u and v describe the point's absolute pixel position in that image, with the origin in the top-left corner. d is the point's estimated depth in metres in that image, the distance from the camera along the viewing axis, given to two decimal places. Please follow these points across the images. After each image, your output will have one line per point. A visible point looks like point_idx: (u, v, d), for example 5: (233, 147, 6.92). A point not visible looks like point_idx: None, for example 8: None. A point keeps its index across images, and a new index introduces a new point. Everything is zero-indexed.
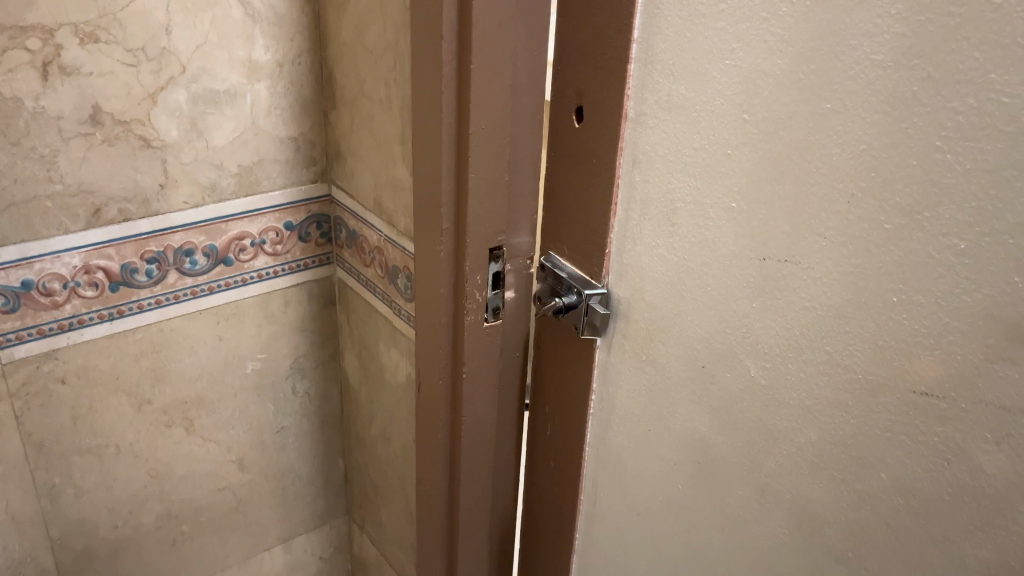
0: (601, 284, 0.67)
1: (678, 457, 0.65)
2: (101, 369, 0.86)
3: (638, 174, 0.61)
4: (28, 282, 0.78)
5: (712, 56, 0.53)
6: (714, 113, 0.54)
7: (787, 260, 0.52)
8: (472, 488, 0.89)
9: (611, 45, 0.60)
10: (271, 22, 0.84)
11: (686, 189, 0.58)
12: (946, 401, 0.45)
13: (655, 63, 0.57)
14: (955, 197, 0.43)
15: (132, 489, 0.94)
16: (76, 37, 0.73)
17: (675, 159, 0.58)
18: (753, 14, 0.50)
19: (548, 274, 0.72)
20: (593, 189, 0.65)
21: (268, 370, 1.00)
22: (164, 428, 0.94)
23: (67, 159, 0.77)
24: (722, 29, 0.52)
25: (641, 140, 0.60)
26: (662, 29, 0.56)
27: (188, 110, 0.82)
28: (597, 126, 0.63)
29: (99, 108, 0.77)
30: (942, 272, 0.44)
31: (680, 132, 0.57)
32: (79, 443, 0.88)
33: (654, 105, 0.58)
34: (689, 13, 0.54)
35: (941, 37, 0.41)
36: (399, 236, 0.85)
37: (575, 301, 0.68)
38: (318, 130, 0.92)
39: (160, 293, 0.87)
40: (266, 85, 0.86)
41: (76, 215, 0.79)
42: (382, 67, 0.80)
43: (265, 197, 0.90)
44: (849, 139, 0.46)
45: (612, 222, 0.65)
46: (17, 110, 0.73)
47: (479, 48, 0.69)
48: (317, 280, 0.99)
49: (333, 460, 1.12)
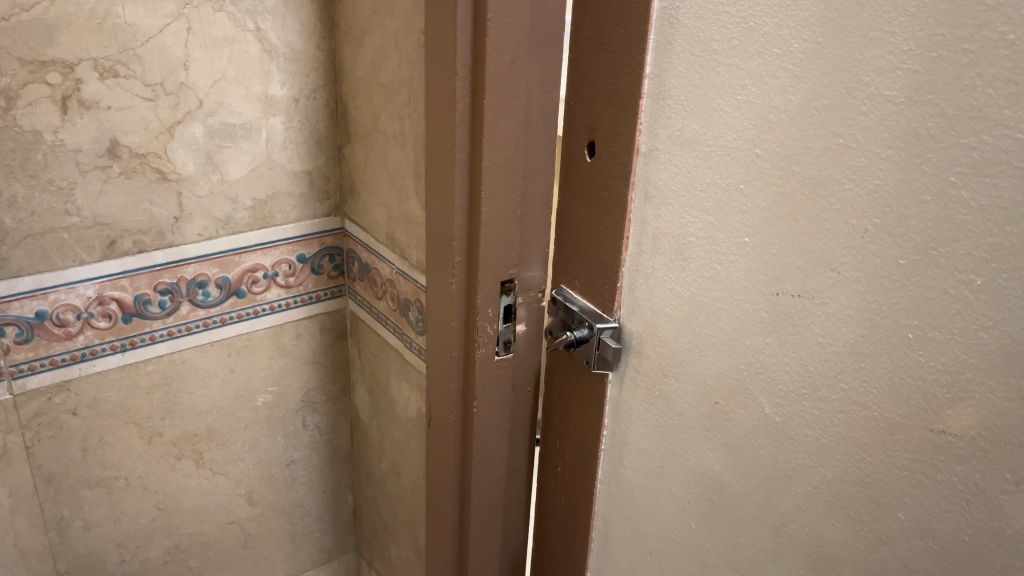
0: (613, 318, 0.67)
1: (689, 496, 0.64)
2: (112, 401, 0.86)
3: (650, 208, 0.61)
4: (42, 313, 0.79)
5: (724, 91, 0.53)
6: (726, 148, 0.54)
7: (801, 296, 0.51)
8: (481, 524, 0.88)
9: (623, 81, 0.60)
10: (289, 57, 0.85)
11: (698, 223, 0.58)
12: (965, 441, 0.44)
13: (667, 99, 0.57)
14: (971, 234, 0.42)
15: (140, 522, 0.93)
16: (96, 72, 0.74)
17: (686, 194, 0.58)
18: (764, 50, 0.50)
19: (559, 308, 0.72)
20: (606, 223, 0.65)
21: (279, 403, 0.99)
22: (174, 460, 0.93)
23: (84, 192, 0.77)
24: (734, 65, 0.52)
25: (654, 175, 0.60)
26: (675, 65, 0.56)
27: (204, 143, 0.83)
28: (609, 161, 0.63)
29: (117, 141, 0.78)
30: (958, 309, 0.43)
31: (692, 167, 0.57)
32: (89, 475, 0.88)
33: (666, 140, 0.58)
34: (701, 49, 0.54)
35: (954, 73, 0.41)
36: (411, 268, 0.85)
37: (586, 335, 0.68)
38: (333, 164, 0.93)
39: (173, 324, 0.87)
40: (281, 120, 0.87)
41: (91, 247, 0.79)
42: (396, 102, 0.80)
43: (279, 229, 0.91)
44: (862, 174, 0.46)
45: (624, 257, 0.64)
46: (36, 143, 0.74)
47: (493, 83, 0.69)
48: (329, 313, 0.99)
49: (342, 495, 1.11)
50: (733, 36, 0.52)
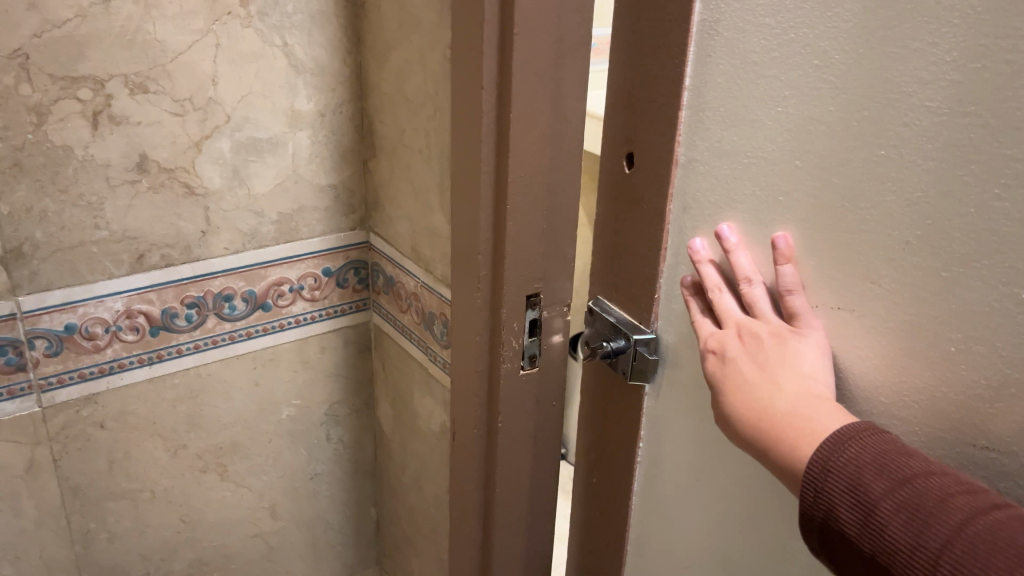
0: (649, 329, 0.66)
1: (726, 509, 0.63)
2: (138, 414, 0.87)
3: (689, 219, 0.61)
4: (71, 326, 0.79)
5: (763, 103, 0.53)
6: (765, 160, 0.54)
7: (839, 310, 0.51)
8: (504, 539, 0.87)
9: (659, 96, 0.60)
10: (315, 72, 0.86)
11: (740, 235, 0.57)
12: (1008, 456, 0.44)
13: (706, 110, 0.57)
14: (1015, 247, 0.41)
15: (163, 535, 0.94)
16: (126, 87, 0.75)
17: (725, 205, 0.58)
18: (806, 64, 0.49)
19: (596, 319, 0.71)
20: (642, 235, 0.65)
21: (303, 416, 1.00)
22: (198, 473, 0.93)
23: (113, 207, 0.78)
24: (773, 77, 0.52)
25: (692, 186, 0.60)
26: (714, 77, 0.56)
27: (231, 158, 0.83)
28: (647, 173, 0.63)
29: (147, 156, 0.78)
30: (1002, 322, 0.43)
31: (731, 178, 0.57)
32: (114, 487, 0.88)
33: (705, 151, 0.58)
34: (740, 61, 0.54)
35: (997, 84, 0.40)
36: (435, 282, 0.85)
37: (623, 345, 0.67)
38: (358, 179, 0.93)
39: (199, 337, 0.88)
40: (307, 135, 0.88)
41: (120, 261, 0.80)
42: (422, 117, 0.81)
43: (305, 243, 0.91)
44: (904, 187, 0.45)
45: (661, 268, 0.64)
46: (66, 158, 0.74)
47: (519, 98, 0.69)
48: (354, 326, 0.99)
49: (364, 509, 1.10)
50: (773, 47, 0.51)
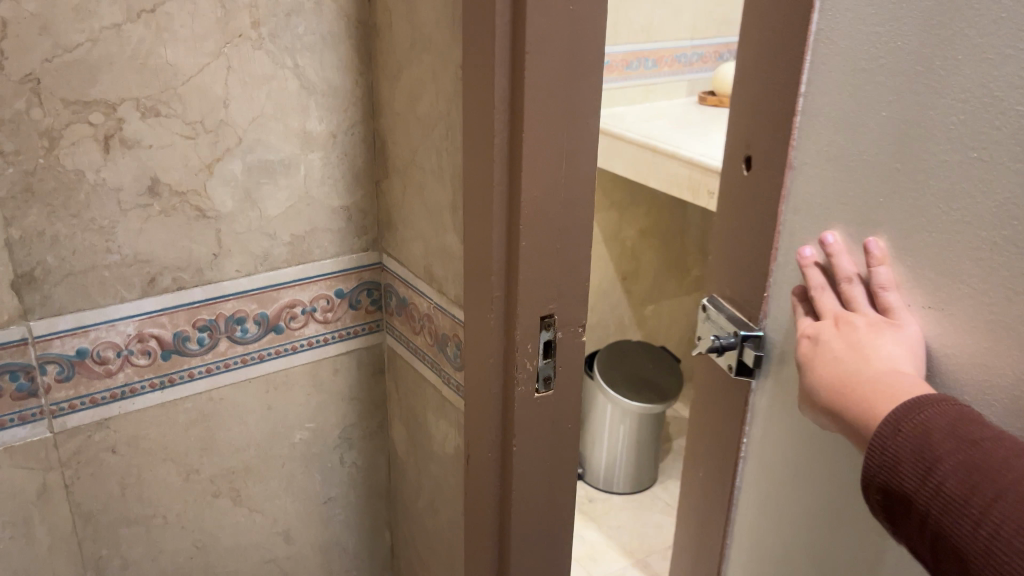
0: (758, 327, 0.76)
1: (825, 491, 0.71)
2: (151, 438, 0.86)
3: (800, 215, 0.70)
4: (83, 351, 0.79)
5: (872, 110, 0.61)
6: (867, 163, 0.62)
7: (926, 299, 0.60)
8: (521, 563, 0.85)
9: (773, 110, 0.70)
10: (327, 94, 0.85)
11: (845, 236, 0.65)
12: None
13: (817, 118, 0.66)
14: None
15: (177, 561, 0.93)
16: (138, 111, 0.75)
17: (830, 202, 0.66)
18: (894, 89, 0.59)
19: (709, 316, 0.82)
20: (758, 234, 0.75)
21: (316, 440, 0.98)
22: (211, 498, 0.92)
23: (125, 230, 0.78)
24: (881, 84, 0.60)
25: (801, 186, 0.69)
26: (825, 88, 0.65)
27: (243, 180, 0.83)
28: (767, 170, 0.72)
29: (158, 179, 0.78)
30: None
31: (836, 179, 0.65)
32: (127, 513, 0.87)
33: (814, 154, 0.67)
34: (851, 71, 0.62)
35: None
36: (449, 303, 0.84)
37: (731, 342, 0.77)
38: (371, 200, 0.92)
39: (211, 361, 0.87)
40: (320, 156, 0.87)
41: (131, 284, 0.80)
42: (433, 136, 0.80)
43: (317, 265, 0.90)
44: (961, 203, 0.55)
45: (772, 261, 0.74)
46: (78, 182, 0.74)
47: (531, 116, 0.68)
48: (367, 348, 0.98)
49: (379, 532, 1.09)
50: (879, 56, 0.60)
